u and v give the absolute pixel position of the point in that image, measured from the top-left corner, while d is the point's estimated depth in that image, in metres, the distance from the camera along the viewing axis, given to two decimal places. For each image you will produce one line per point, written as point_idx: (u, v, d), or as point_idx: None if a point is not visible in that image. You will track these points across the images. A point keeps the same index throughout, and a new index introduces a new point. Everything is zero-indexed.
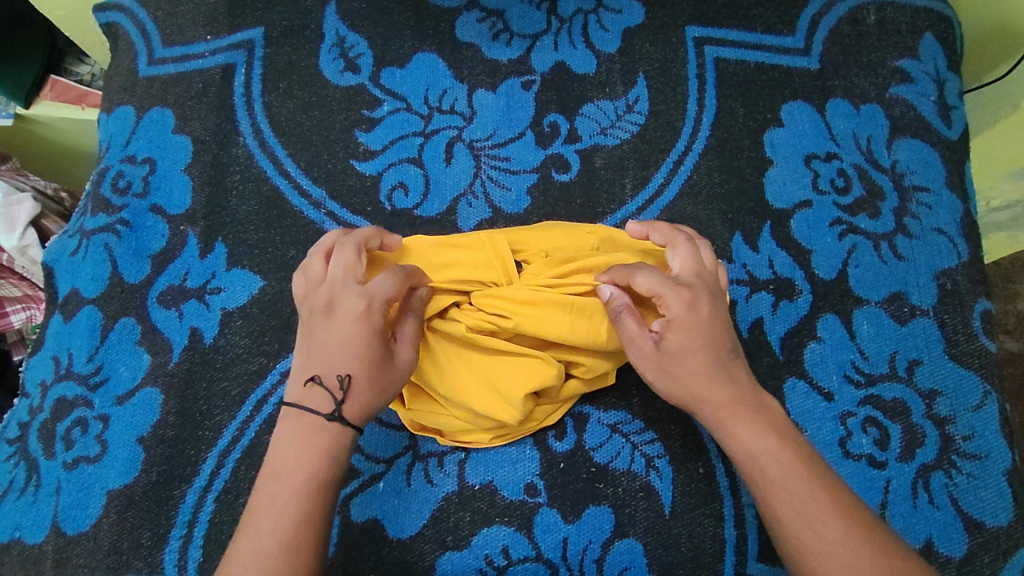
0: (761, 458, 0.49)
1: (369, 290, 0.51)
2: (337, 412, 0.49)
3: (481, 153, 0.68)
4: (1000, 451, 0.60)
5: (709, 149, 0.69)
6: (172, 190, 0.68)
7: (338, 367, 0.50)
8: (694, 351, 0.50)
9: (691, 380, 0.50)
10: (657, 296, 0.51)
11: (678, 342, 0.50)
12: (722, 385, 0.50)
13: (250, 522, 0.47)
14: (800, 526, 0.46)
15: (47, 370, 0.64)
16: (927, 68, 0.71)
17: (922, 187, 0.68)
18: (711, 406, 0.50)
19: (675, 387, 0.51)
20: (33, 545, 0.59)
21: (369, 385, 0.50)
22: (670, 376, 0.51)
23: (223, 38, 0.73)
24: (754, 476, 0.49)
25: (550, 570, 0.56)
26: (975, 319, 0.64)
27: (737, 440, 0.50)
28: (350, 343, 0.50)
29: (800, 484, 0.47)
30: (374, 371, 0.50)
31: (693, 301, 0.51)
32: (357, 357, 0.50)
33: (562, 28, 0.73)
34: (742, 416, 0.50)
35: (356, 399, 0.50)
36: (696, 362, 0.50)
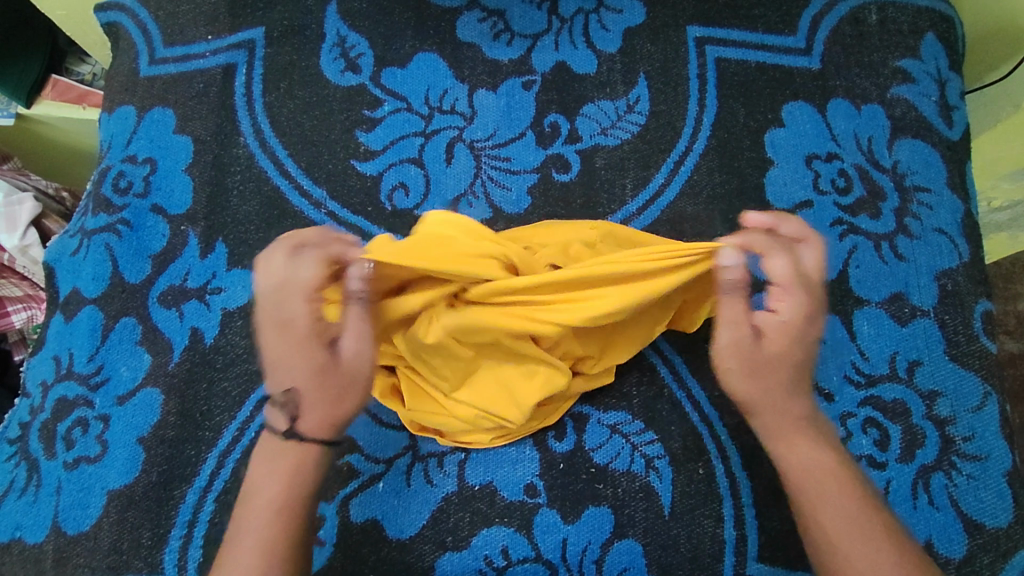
0: (817, 473, 0.51)
1: (286, 294, 0.48)
2: (292, 429, 0.51)
3: (481, 154, 0.68)
4: (1000, 452, 0.60)
5: (710, 149, 0.69)
6: (173, 190, 0.68)
7: (283, 384, 0.50)
8: (790, 359, 0.51)
9: (767, 382, 0.51)
10: (781, 286, 0.50)
11: (778, 347, 0.50)
12: (798, 401, 0.52)
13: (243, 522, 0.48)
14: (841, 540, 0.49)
15: (48, 370, 0.64)
16: (929, 68, 0.71)
17: (923, 187, 0.67)
18: (785, 417, 0.51)
19: (753, 383, 0.51)
20: (34, 545, 0.59)
21: (317, 394, 0.50)
22: (756, 372, 0.51)
23: (223, 38, 0.73)
24: (805, 488, 0.51)
25: (549, 570, 0.56)
26: (976, 319, 0.63)
27: (793, 454, 0.51)
28: (286, 355, 0.49)
29: (846, 503, 0.50)
30: (319, 376, 0.50)
31: (812, 316, 0.51)
32: (296, 372, 0.49)
33: (562, 28, 0.73)
34: (803, 433, 0.52)
35: (308, 413, 0.50)
36: (787, 371, 0.51)
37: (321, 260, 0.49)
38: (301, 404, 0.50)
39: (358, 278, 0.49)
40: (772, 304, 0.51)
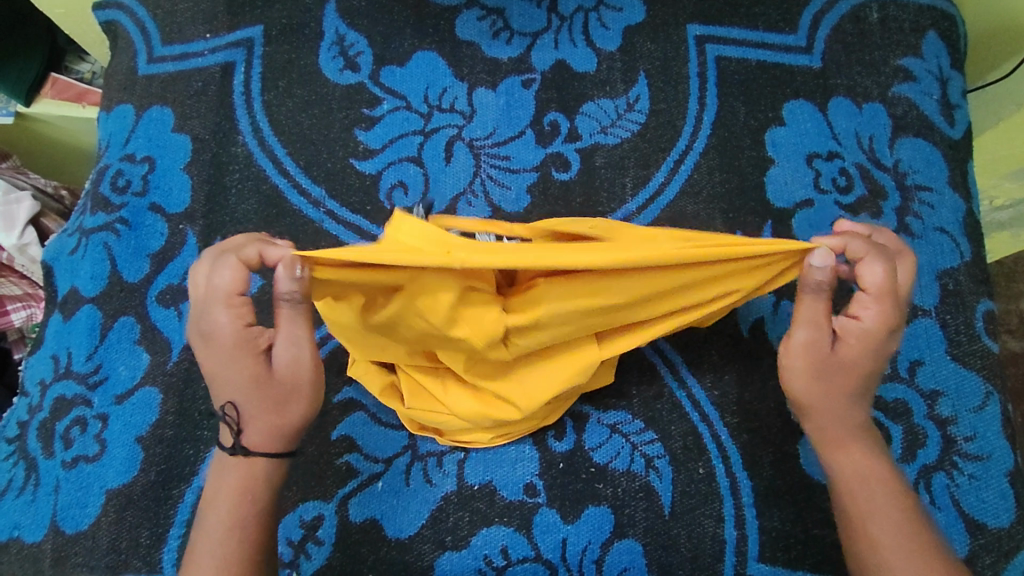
0: (867, 483, 0.49)
1: (212, 301, 0.47)
2: (237, 445, 0.49)
3: (481, 152, 0.68)
4: (1002, 452, 0.59)
5: (711, 148, 0.68)
6: (171, 189, 0.68)
7: (222, 399, 0.49)
8: (861, 368, 0.48)
9: (837, 389, 0.49)
10: (867, 294, 0.47)
11: (852, 354, 0.48)
12: (857, 410, 0.50)
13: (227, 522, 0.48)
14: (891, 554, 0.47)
15: (46, 369, 0.64)
16: (930, 66, 0.71)
17: (924, 186, 0.67)
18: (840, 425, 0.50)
19: (823, 387, 0.49)
20: (33, 544, 0.59)
21: (254, 407, 0.48)
22: (824, 376, 0.49)
23: (222, 36, 0.73)
24: (852, 498, 0.49)
25: (549, 570, 0.56)
26: (977, 319, 0.63)
27: (846, 462, 0.50)
28: (217, 366, 0.48)
29: (895, 515, 0.48)
30: (254, 387, 0.48)
31: (895, 328, 0.48)
32: (230, 386, 0.48)
33: (562, 26, 0.72)
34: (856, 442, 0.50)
35: (249, 428, 0.49)
36: (858, 378, 0.49)
37: (243, 264, 0.47)
38: (242, 416, 0.49)
39: (286, 279, 0.44)
40: (854, 310, 0.48)
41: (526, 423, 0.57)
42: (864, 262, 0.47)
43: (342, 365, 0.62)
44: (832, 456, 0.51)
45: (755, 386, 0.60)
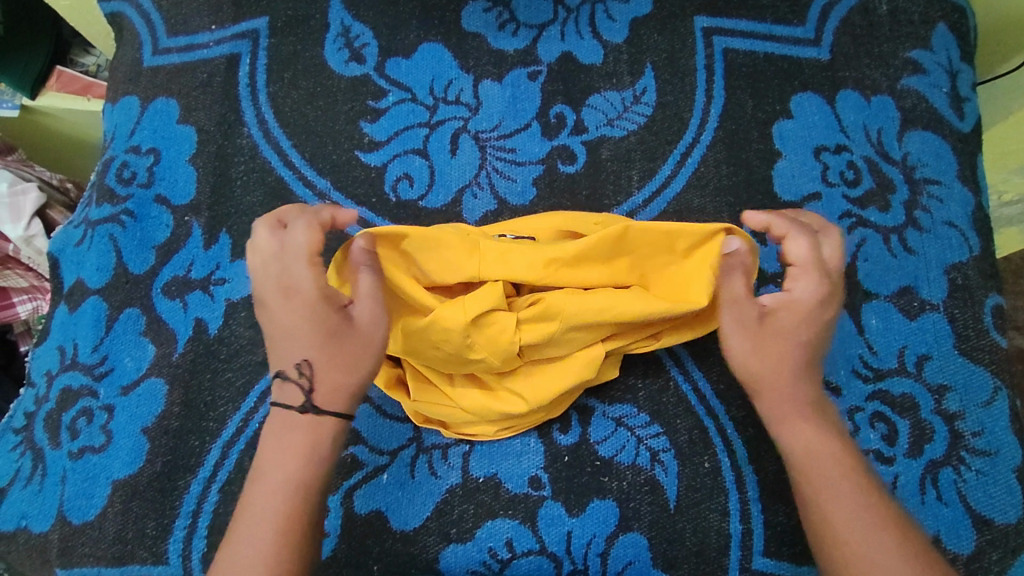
0: (821, 458, 0.48)
1: (286, 259, 0.49)
2: (309, 402, 0.48)
3: (487, 144, 0.68)
4: (1010, 449, 0.59)
5: (718, 140, 0.68)
6: (177, 180, 0.68)
7: (296, 356, 0.49)
8: (797, 338, 0.50)
9: (776, 365, 0.50)
10: (799, 268, 0.50)
11: (784, 324, 0.50)
12: (803, 385, 0.50)
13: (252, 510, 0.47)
14: (846, 525, 0.46)
15: (53, 360, 0.65)
16: (940, 58, 0.70)
17: (933, 179, 0.67)
18: (783, 399, 0.50)
19: (759, 362, 0.50)
20: (40, 533, 0.60)
21: (329, 360, 0.48)
22: (757, 350, 0.50)
23: (227, 28, 0.72)
24: (808, 474, 0.49)
25: (554, 563, 0.56)
26: (986, 314, 0.63)
27: (797, 436, 0.50)
28: (294, 320, 0.49)
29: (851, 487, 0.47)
30: (332, 341, 0.48)
31: (827, 298, 0.50)
32: (308, 340, 0.48)
33: (569, 17, 0.72)
34: (809, 418, 0.50)
35: (323, 383, 0.48)
36: (794, 348, 0.50)
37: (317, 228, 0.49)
38: (316, 373, 0.48)
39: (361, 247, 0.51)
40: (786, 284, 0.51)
41: (532, 416, 0.57)
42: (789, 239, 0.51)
43: None
44: (784, 441, 0.50)
45: None
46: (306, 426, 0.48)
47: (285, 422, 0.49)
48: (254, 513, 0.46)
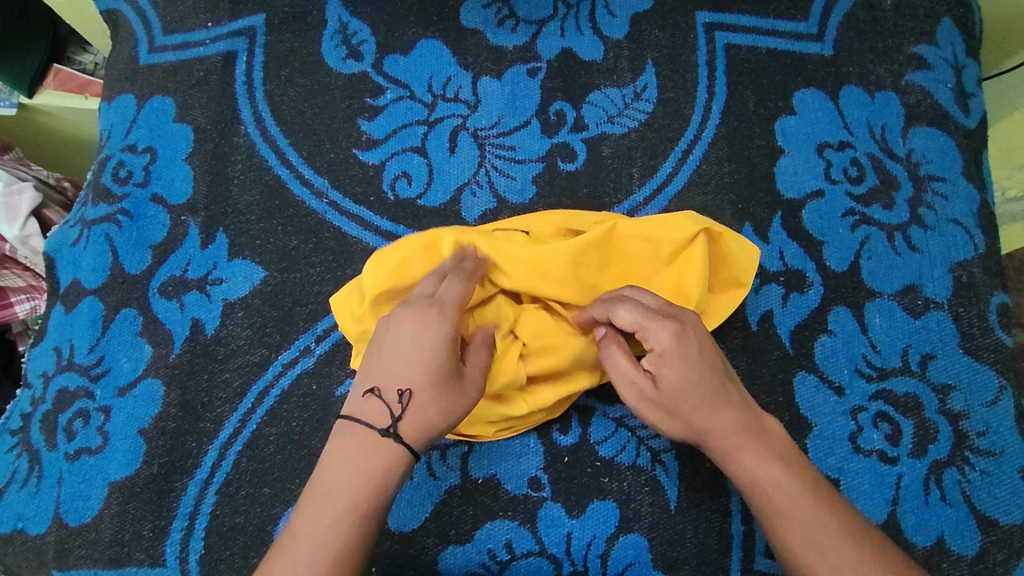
0: (768, 488, 0.46)
1: (439, 298, 0.49)
2: (394, 428, 0.46)
3: (486, 142, 0.67)
4: (1016, 449, 0.58)
5: (719, 137, 0.67)
6: (173, 179, 0.67)
7: (401, 380, 0.47)
8: (695, 384, 0.48)
9: (693, 416, 0.48)
10: (640, 329, 0.49)
11: (674, 379, 0.48)
12: (725, 412, 0.48)
13: (291, 544, 0.44)
14: (810, 556, 0.44)
15: (49, 361, 0.64)
16: (945, 54, 0.69)
17: (938, 176, 0.66)
18: (714, 436, 0.48)
19: (682, 426, 0.49)
20: (37, 535, 0.59)
21: (429, 402, 0.47)
22: (674, 416, 0.49)
23: (224, 25, 0.72)
24: (762, 507, 0.46)
25: (554, 564, 0.56)
26: (991, 312, 0.62)
27: (741, 469, 0.47)
28: (418, 350, 0.47)
29: (808, 509, 0.45)
30: (440, 386, 0.47)
31: (680, 332, 0.48)
32: (423, 369, 0.47)
33: (569, 13, 0.71)
34: (746, 446, 0.47)
35: (414, 417, 0.46)
36: (698, 395, 0.48)
37: (467, 282, 0.51)
38: (411, 405, 0.46)
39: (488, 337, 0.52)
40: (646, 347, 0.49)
41: (531, 417, 0.57)
42: (613, 305, 0.50)
43: (345, 357, 0.61)
44: (732, 474, 0.48)
45: (763, 380, 0.60)
46: (381, 456, 0.45)
47: (357, 443, 0.46)
48: (299, 552, 0.43)
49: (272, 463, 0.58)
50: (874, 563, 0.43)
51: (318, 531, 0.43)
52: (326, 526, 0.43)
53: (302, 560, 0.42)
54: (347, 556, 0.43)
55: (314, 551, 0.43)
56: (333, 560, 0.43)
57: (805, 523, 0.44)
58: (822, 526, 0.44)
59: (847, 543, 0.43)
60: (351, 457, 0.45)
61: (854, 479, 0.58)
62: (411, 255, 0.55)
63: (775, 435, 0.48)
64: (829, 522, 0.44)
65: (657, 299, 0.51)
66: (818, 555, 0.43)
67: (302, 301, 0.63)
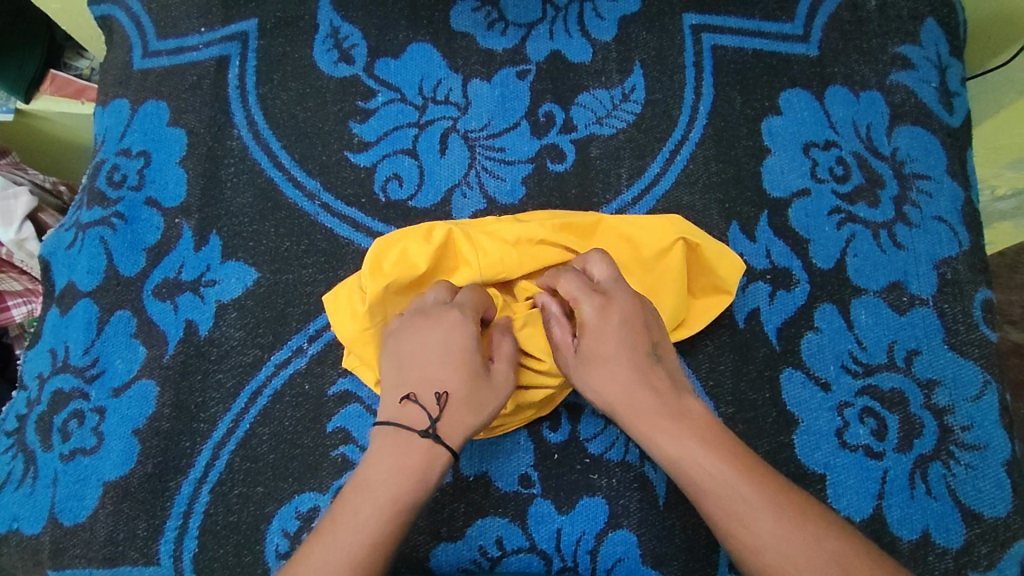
0: (686, 465, 0.45)
1: (457, 303, 0.52)
2: (433, 428, 0.47)
3: (476, 144, 0.68)
4: (999, 442, 0.59)
5: (707, 137, 0.68)
6: (166, 182, 0.68)
7: (436, 383, 0.49)
8: (611, 356, 0.49)
9: (607, 385, 0.49)
10: (572, 299, 0.51)
11: (591, 348, 0.50)
12: (643, 392, 0.48)
13: (330, 530, 0.44)
14: (734, 529, 0.42)
15: (44, 363, 0.65)
16: (929, 54, 0.70)
17: (922, 174, 0.67)
18: (627, 413, 0.48)
19: (595, 394, 0.50)
20: (32, 535, 0.60)
21: (464, 401, 0.48)
22: (590, 388, 0.50)
23: (217, 30, 0.72)
24: (685, 486, 0.45)
25: (544, 560, 0.56)
26: (975, 309, 0.63)
27: (658, 448, 0.46)
28: (446, 353, 0.50)
29: (727, 481, 0.43)
30: (474, 385, 0.49)
31: (603, 306, 0.50)
32: (455, 371, 0.49)
33: (557, 16, 0.72)
34: (662, 426, 0.47)
35: (452, 418, 0.48)
36: (611, 366, 0.49)
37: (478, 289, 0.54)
38: (448, 406, 0.48)
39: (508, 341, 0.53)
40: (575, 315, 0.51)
41: (521, 414, 0.58)
42: (562, 272, 0.53)
43: (338, 357, 0.61)
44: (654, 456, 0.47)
45: (750, 376, 0.61)
46: (422, 453, 0.46)
47: (398, 443, 0.46)
48: (338, 539, 0.43)
49: (265, 462, 0.59)
50: (797, 531, 0.41)
51: (357, 518, 0.43)
52: (363, 518, 0.43)
53: (340, 551, 0.42)
54: (383, 548, 0.43)
55: (352, 538, 0.43)
56: (370, 547, 0.42)
57: (723, 498, 0.43)
58: (744, 500, 0.43)
59: (771, 515, 0.42)
60: (392, 454, 0.46)
61: (840, 474, 0.58)
62: (410, 246, 0.57)
63: (693, 412, 0.48)
64: (745, 495, 0.43)
65: (609, 271, 0.52)
66: (744, 529, 0.42)
67: (295, 302, 0.63)
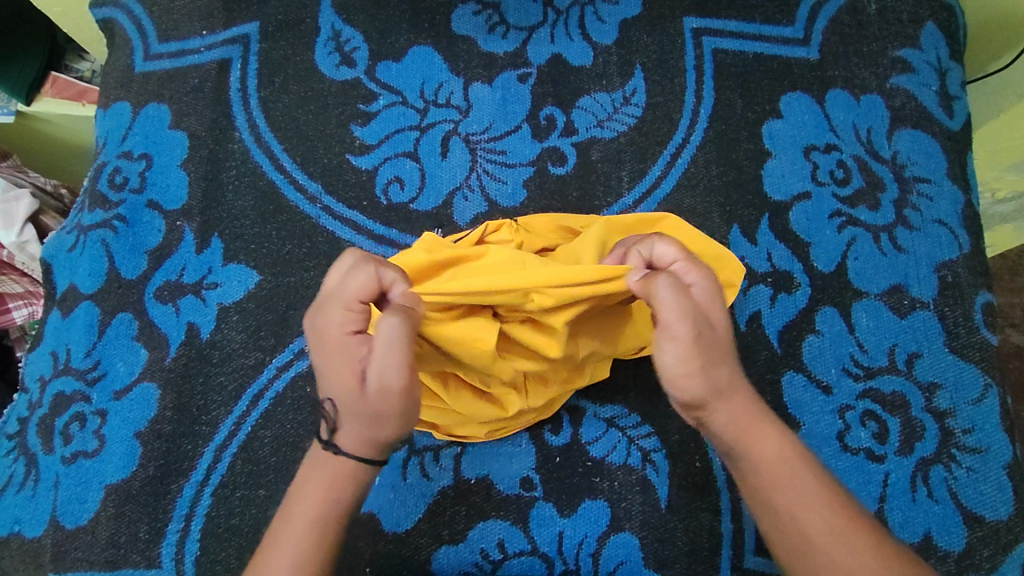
0: (784, 467, 0.44)
1: (337, 295, 0.44)
2: (330, 439, 0.45)
3: (477, 147, 0.68)
4: (1001, 445, 0.59)
5: (708, 141, 0.68)
6: (168, 185, 0.68)
7: (326, 392, 0.45)
8: (729, 335, 0.44)
9: (728, 364, 0.43)
10: (683, 265, 0.45)
11: (716, 322, 0.44)
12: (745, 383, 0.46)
13: (280, 533, 0.44)
14: (820, 532, 0.42)
15: (46, 365, 0.65)
16: (929, 57, 0.70)
17: (923, 178, 0.67)
18: (739, 401, 0.44)
19: (718, 372, 0.42)
20: (33, 538, 0.60)
21: (347, 410, 0.44)
22: (715, 362, 0.42)
23: (218, 33, 0.73)
24: (774, 488, 0.43)
25: (545, 564, 0.56)
26: (976, 312, 0.63)
27: (757, 445, 0.44)
28: (328, 359, 0.44)
29: (819, 489, 0.43)
30: (346, 396, 0.43)
31: (719, 283, 0.46)
32: (333, 380, 0.44)
33: (558, 19, 0.72)
34: (763, 421, 0.45)
35: (342, 429, 0.44)
36: (731, 347, 0.44)
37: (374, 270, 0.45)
38: (335, 416, 0.44)
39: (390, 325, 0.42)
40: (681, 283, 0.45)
41: (522, 418, 0.57)
42: (652, 242, 0.47)
43: None
44: (745, 453, 0.44)
45: (752, 379, 0.61)
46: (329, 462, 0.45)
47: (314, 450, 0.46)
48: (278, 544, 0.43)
49: (266, 465, 0.59)
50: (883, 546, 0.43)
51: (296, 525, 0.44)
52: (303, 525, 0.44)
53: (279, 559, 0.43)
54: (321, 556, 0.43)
55: (289, 546, 0.43)
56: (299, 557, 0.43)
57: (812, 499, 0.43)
58: (833, 508, 0.43)
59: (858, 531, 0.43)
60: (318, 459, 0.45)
61: (842, 477, 0.58)
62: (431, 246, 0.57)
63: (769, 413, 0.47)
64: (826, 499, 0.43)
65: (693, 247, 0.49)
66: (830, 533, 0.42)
67: (296, 304, 0.63)
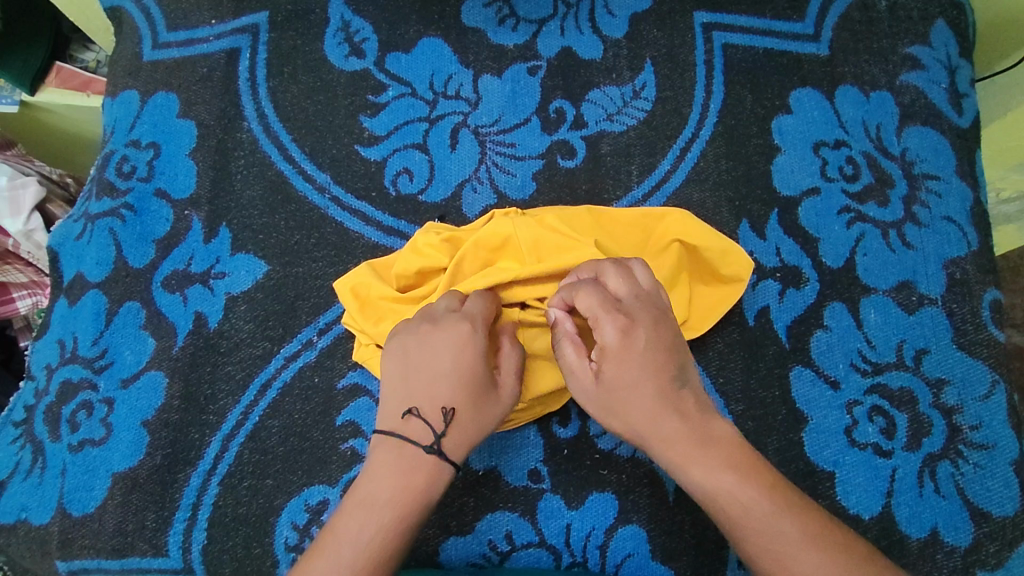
0: (722, 500, 0.44)
1: (466, 313, 0.51)
2: (439, 443, 0.46)
3: (486, 139, 0.68)
4: (1008, 442, 0.59)
5: (717, 135, 0.68)
6: (177, 174, 0.68)
7: (441, 398, 0.47)
8: (634, 383, 0.46)
9: (633, 415, 0.47)
10: (593, 319, 0.48)
11: (615, 374, 0.47)
12: (666, 422, 0.46)
13: (331, 544, 0.43)
14: (762, 552, 0.42)
15: (53, 353, 0.65)
16: (938, 54, 0.70)
17: (932, 175, 0.67)
18: (657, 444, 0.46)
19: (617, 422, 0.47)
20: (40, 526, 0.60)
21: (470, 418, 0.48)
22: (612, 415, 0.48)
23: (227, 22, 0.72)
24: (720, 517, 0.44)
25: (553, 555, 0.57)
26: (984, 308, 0.63)
27: (692, 481, 0.45)
28: (454, 365, 0.48)
29: (767, 518, 0.43)
30: (479, 398, 0.48)
31: (626, 327, 0.47)
32: (461, 385, 0.48)
33: (569, 12, 0.72)
34: (696, 457, 0.45)
35: (457, 433, 0.47)
36: (635, 395, 0.46)
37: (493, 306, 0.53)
38: (455, 420, 0.47)
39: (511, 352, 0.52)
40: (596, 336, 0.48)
41: (531, 410, 0.58)
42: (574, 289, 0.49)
43: (347, 350, 0.61)
44: (685, 486, 0.46)
45: (760, 374, 0.61)
46: (426, 468, 0.45)
47: (400, 459, 0.46)
48: (340, 554, 0.42)
49: (275, 455, 0.59)
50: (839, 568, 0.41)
51: (362, 534, 0.43)
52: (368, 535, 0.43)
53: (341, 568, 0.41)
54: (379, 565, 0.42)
55: (356, 552, 0.42)
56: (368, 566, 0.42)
57: (763, 533, 0.42)
58: (780, 532, 0.42)
59: (809, 548, 0.42)
60: (397, 466, 0.45)
61: (850, 472, 0.58)
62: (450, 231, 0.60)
63: (723, 441, 0.46)
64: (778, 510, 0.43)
65: (627, 286, 0.49)
66: (781, 566, 0.42)
67: (305, 294, 0.63)
